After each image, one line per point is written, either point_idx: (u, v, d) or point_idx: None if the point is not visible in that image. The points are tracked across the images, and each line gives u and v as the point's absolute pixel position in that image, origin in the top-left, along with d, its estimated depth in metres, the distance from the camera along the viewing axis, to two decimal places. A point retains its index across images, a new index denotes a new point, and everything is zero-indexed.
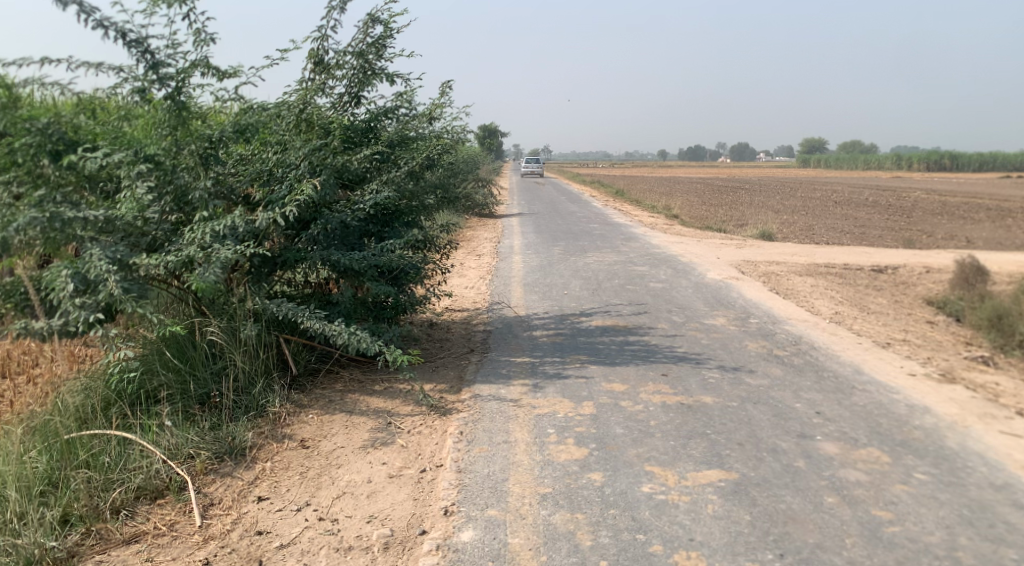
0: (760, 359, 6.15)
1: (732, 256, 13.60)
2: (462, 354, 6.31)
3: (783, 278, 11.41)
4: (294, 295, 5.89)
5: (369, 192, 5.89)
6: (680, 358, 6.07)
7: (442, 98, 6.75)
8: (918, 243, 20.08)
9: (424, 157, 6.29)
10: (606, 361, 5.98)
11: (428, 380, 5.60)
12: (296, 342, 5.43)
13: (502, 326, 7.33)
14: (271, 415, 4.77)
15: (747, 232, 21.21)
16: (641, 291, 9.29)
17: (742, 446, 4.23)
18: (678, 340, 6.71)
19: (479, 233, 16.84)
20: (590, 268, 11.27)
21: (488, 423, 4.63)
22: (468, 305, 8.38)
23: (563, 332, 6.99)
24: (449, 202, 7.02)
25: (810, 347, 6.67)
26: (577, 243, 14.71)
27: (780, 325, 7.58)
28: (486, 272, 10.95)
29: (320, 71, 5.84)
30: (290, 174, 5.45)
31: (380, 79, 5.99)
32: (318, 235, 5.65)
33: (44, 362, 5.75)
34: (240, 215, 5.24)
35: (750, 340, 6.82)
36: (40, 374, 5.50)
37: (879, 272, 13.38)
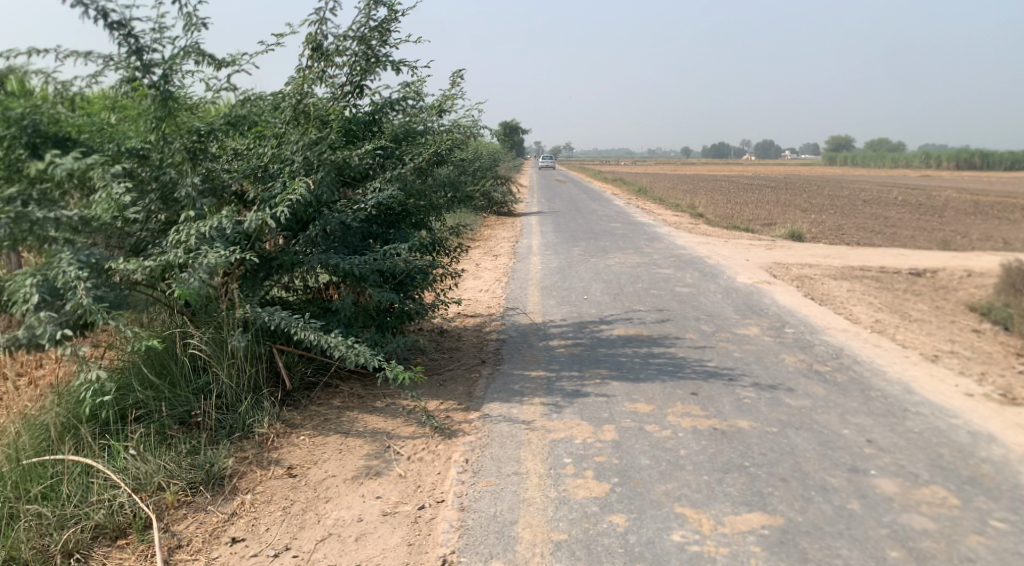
0: (799, 376, 5.59)
1: (761, 257, 12.97)
2: (472, 367, 5.82)
3: (816, 282, 10.78)
4: (292, 302, 5.46)
5: (371, 191, 5.43)
6: (710, 374, 5.53)
7: (452, 89, 6.27)
8: (955, 244, 19.23)
9: (432, 153, 5.81)
10: (628, 377, 5.46)
11: (434, 397, 5.11)
12: (291, 353, 5.01)
13: (517, 335, 6.83)
14: (257, 438, 4.35)
15: (775, 232, 20.51)
16: (666, 296, 8.74)
17: (786, 483, 3.70)
18: (708, 353, 6.17)
19: (496, 232, 16.40)
20: (612, 271, 10.73)
21: (497, 450, 4.14)
22: (482, 311, 7.89)
23: (582, 342, 6.48)
24: (462, 202, 6.53)
25: (853, 363, 6.08)
26: (598, 243, 14.19)
27: (818, 336, 6.99)
28: (503, 274, 10.49)
29: (319, 58, 5.41)
30: (285, 171, 5.01)
31: (384, 67, 5.55)
32: (317, 237, 5.23)
33: (45, 364, 5.57)
34: (228, 215, 4.82)
35: (786, 353, 6.25)
36: (41, 376, 5.35)
37: (918, 276, 12.67)
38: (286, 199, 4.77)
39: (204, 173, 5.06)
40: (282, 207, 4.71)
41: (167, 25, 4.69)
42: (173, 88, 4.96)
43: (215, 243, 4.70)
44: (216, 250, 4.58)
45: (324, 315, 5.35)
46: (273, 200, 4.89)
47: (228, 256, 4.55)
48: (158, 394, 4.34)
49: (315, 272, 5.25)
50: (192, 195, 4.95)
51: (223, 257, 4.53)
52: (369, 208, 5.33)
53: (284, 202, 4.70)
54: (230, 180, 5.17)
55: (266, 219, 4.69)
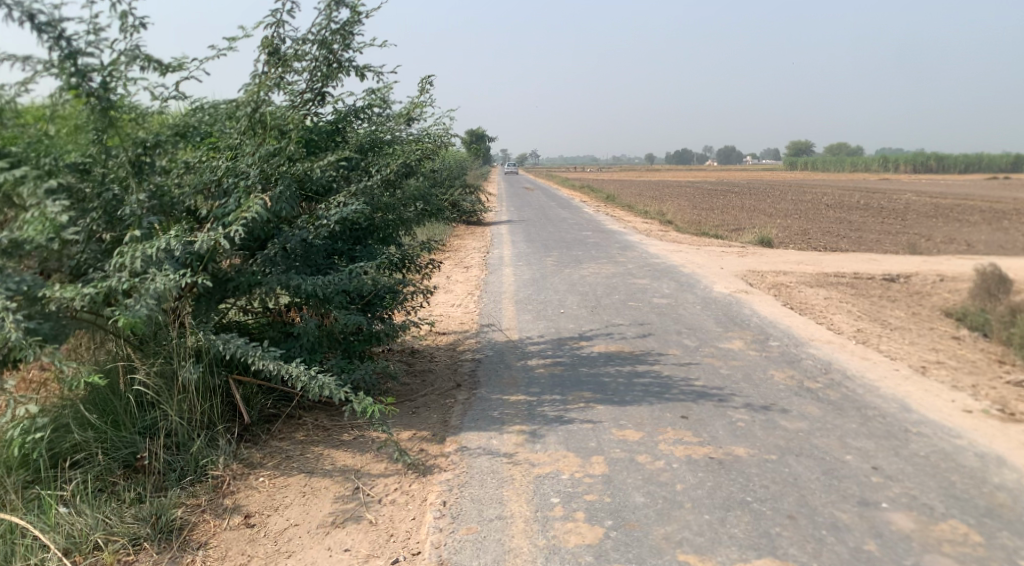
0: (792, 395, 5.32)
1: (735, 265, 12.82)
2: (447, 392, 5.45)
3: (793, 290, 10.62)
4: (249, 326, 5.04)
5: (335, 205, 5.02)
6: (699, 395, 5.23)
7: (421, 96, 5.90)
8: (921, 247, 19.41)
9: (401, 163, 5.44)
10: (614, 399, 5.13)
11: (406, 427, 4.73)
12: (249, 383, 4.59)
13: (493, 354, 6.47)
14: (211, 481, 3.90)
15: (746, 237, 20.49)
16: (645, 308, 8.46)
17: (794, 521, 3.40)
18: (694, 371, 5.88)
19: (466, 243, 16.03)
20: (587, 282, 10.44)
21: (478, 489, 3.78)
22: (455, 328, 7.51)
23: (562, 361, 6.15)
24: (433, 215, 6.17)
25: (844, 379, 5.85)
26: (570, 252, 13.90)
27: (804, 349, 6.76)
28: (475, 287, 10.13)
29: (278, 64, 4.94)
30: (241, 185, 4.59)
31: (347, 72, 5.17)
32: (276, 256, 4.83)
33: None
34: (178, 234, 4.39)
35: (775, 369, 6.00)
36: None
37: (891, 282, 12.63)
38: (240, 214, 4.34)
39: (151, 189, 4.59)
40: (237, 224, 4.29)
41: (103, 26, 4.25)
42: (116, 96, 4.53)
43: (163, 266, 4.26)
44: (165, 274, 4.14)
45: (285, 340, 4.95)
46: (227, 218, 4.46)
47: (179, 281, 4.12)
48: (99, 434, 3.86)
49: (276, 294, 4.84)
50: (137, 214, 4.48)
51: (172, 281, 4.10)
52: (333, 224, 4.93)
53: (239, 220, 4.29)
54: (181, 196, 4.72)
55: (219, 239, 4.26)
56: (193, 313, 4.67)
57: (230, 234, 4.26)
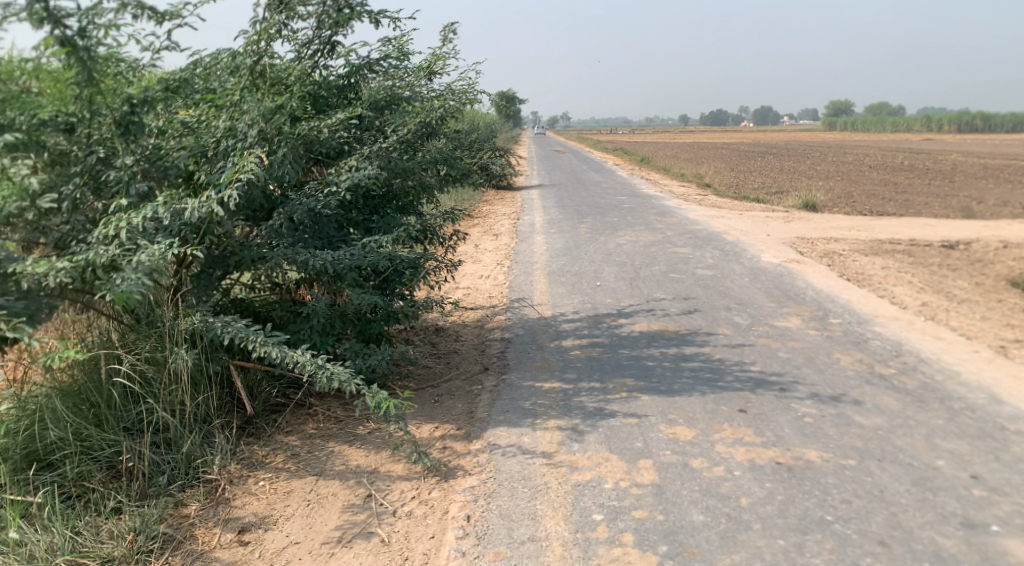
0: (863, 384, 4.69)
1: (782, 231, 12.04)
2: (473, 378, 4.95)
3: (847, 259, 9.85)
4: (256, 305, 4.57)
5: (346, 170, 4.45)
6: (758, 384, 4.63)
7: (444, 47, 5.26)
8: (977, 211, 18.23)
9: (421, 123, 4.83)
10: (660, 389, 4.57)
11: (427, 420, 4.24)
12: (253, 370, 4.13)
13: (524, 333, 5.94)
14: (204, 486, 3.47)
15: (789, 201, 19.48)
16: (688, 281, 7.82)
17: (888, 550, 2.83)
18: (749, 354, 5.27)
19: (496, 209, 15.39)
20: (623, 251, 9.80)
21: (507, 500, 3.27)
22: (483, 303, 6.97)
23: (600, 342, 5.59)
24: (458, 181, 5.57)
25: (918, 363, 5.20)
26: (605, 219, 13.22)
27: (869, 328, 6.09)
28: (504, 257, 9.56)
29: (281, 9, 4.20)
30: (239, 147, 4.02)
31: (360, 18, 4.53)
32: (282, 227, 4.31)
33: None
34: (170, 203, 3.87)
35: (840, 352, 5.36)
36: None
37: (951, 249, 11.71)
38: (236, 181, 3.79)
39: (142, 152, 4.04)
40: (232, 189, 3.74)
41: None
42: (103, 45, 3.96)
43: (153, 239, 3.75)
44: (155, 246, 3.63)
45: (294, 322, 4.47)
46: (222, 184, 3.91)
47: (170, 253, 3.60)
48: (80, 433, 3.43)
49: (283, 269, 4.33)
50: (124, 179, 3.94)
51: (162, 253, 3.59)
52: (345, 191, 4.38)
53: (234, 184, 3.75)
54: (177, 160, 4.15)
55: (211, 206, 3.72)
56: (192, 291, 4.19)
57: (225, 200, 3.72)
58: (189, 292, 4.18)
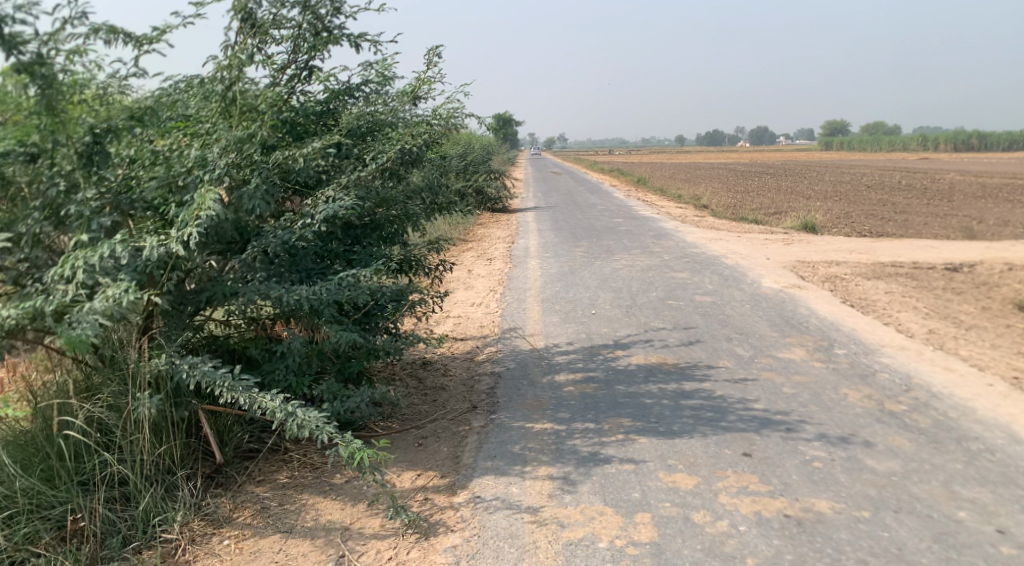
0: (873, 423, 4.42)
1: (781, 254, 11.82)
2: (461, 417, 4.68)
3: (849, 283, 9.62)
4: (230, 342, 4.33)
5: (323, 200, 4.19)
6: (762, 424, 4.37)
7: (429, 70, 5.05)
8: (978, 231, 18.03)
9: (404, 149, 4.59)
10: (659, 430, 4.30)
11: (409, 467, 3.98)
12: (223, 413, 3.87)
13: (515, 367, 5.67)
14: (161, 547, 3.20)
15: (787, 223, 19.29)
16: (687, 308, 7.56)
17: None
18: (752, 390, 5.00)
19: (491, 232, 15.15)
20: (620, 276, 9.56)
21: (492, 562, 2.99)
22: (473, 334, 6.71)
23: (595, 376, 5.33)
24: (445, 209, 5.34)
25: (931, 398, 4.93)
26: (601, 242, 12.99)
27: (876, 360, 5.82)
28: (497, 283, 9.30)
29: (255, 32, 3.98)
30: (206, 178, 3.78)
31: (338, 42, 4.31)
32: (255, 260, 4.08)
33: None
34: (131, 240, 3.62)
35: (847, 387, 5.10)
36: None
37: (954, 271, 11.48)
38: (199, 218, 3.54)
39: (106, 185, 3.80)
40: (193, 226, 3.50)
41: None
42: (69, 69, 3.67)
43: (112, 279, 3.51)
44: (112, 287, 3.42)
45: (269, 361, 4.23)
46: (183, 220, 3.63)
47: (126, 296, 3.39)
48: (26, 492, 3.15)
49: (257, 305, 4.09)
50: (86, 214, 3.65)
51: (118, 296, 3.38)
52: (321, 223, 4.14)
53: (196, 221, 3.50)
54: (145, 190, 3.91)
55: (171, 244, 3.48)
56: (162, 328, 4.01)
57: (185, 238, 3.48)
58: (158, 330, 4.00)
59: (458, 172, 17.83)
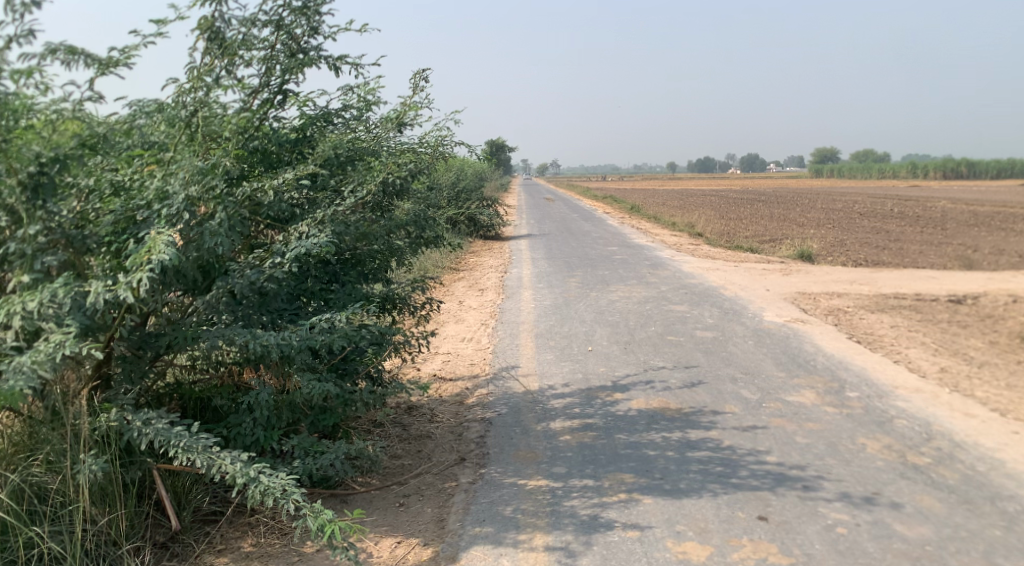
0: (898, 479, 4.04)
1: (781, 286, 11.51)
2: (447, 472, 4.30)
3: (852, 317, 9.29)
4: (195, 390, 4.00)
5: (295, 237, 3.84)
6: (777, 481, 3.99)
7: (416, 96, 4.76)
8: (977, 260, 17.80)
9: (386, 179, 4.26)
10: (665, 488, 3.92)
11: (388, 532, 3.59)
12: (182, 474, 3.49)
13: (508, 411, 5.29)
14: None
15: (783, 251, 19.05)
16: (687, 345, 7.21)
17: None
18: (762, 439, 4.63)
19: (484, 261, 14.85)
20: (616, 309, 9.22)
21: None
22: (464, 374, 6.33)
23: (593, 423, 4.95)
24: (434, 243, 5.01)
25: (955, 448, 4.56)
26: (596, 272, 12.67)
27: (892, 404, 5.46)
28: (489, 316, 8.94)
29: (224, 53, 3.69)
30: (163, 214, 3.44)
31: (315, 64, 4.02)
32: (219, 301, 3.70)
33: None
34: (75, 283, 3.25)
35: (865, 435, 4.73)
36: None
37: (958, 304, 11.18)
38: (149, 258, 3.17)
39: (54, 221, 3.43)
40: (144, 270, 3.12)
41: None
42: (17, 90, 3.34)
43: (52, 328, 3.15)
44: (48, 343, 3.06)
45: (235, 413, 3.90)
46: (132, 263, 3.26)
47: (63, 350, 3.03)
48: None
49: (223, 350, 3.75)
50: (27, 252, 3.32)
51: (53, 352, 3.02)
52: (292, 263, 3.79)
53: (146, 265, 3.12)
54: (100, 226, 3.55)
55: (119, 290, 3.12)
56: (121, 376, 3.70)
57: (133, 282, 3.10)
58: (116, 376, 3.71)
59: (450, 199, 17.60)
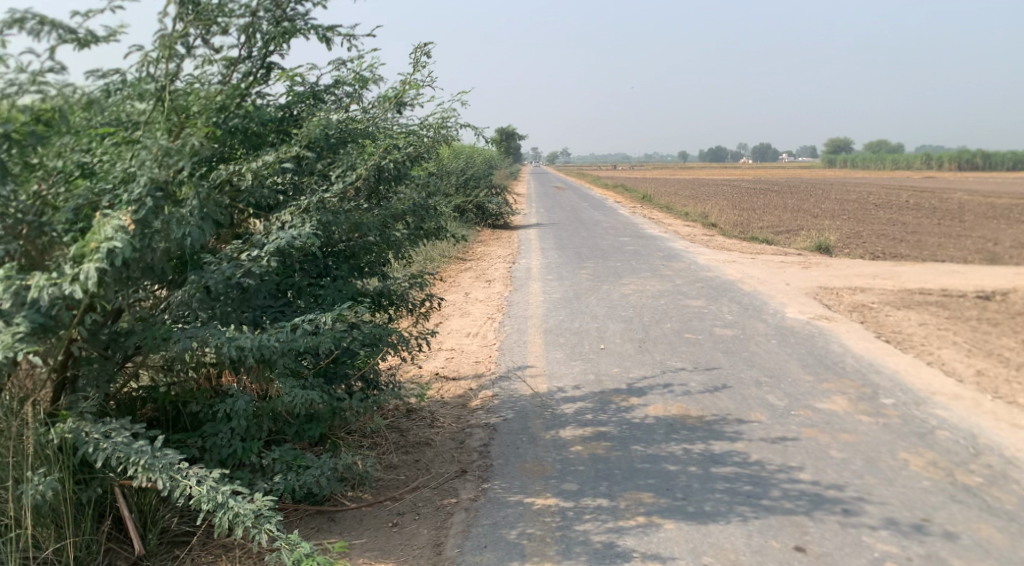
0: (949, 503, 3.61)
1: (802, 280, 11.03)
2: (447, 487, 3.91)
3: (879, 314, 8.81)
4: (169, 396, 3.64)
5: (277, 228, 3.45)
6: (813, 504, 3.58)
7: (417, 73, 4.33)
8: (1001, 254, 17.20)
9: (382, 163, 3.84)
10: (688, 511, 3.52)
11: (377, 558, 3.20)
12: (148, 492, 3.14)
13: (514, 416, 4.90)
14: None
15: (799, 243, 18.51)
16: (706, 343, 6.77)
17: None
18: (793, 453, 4.22)
19: (492, 251, 14.46)
20: (629, 303, 8.79)
21: None
22: (468, 374, 5.94)
23: (607, 431, 4.55)
24: (436, 234, 4.60)
25: (1009, 465, 4.12)
26: (608, 264, 12.23)
27: (932, 413, 5.01)
28: (497, 310, 8.54)
29: (199, 20, 3.28)
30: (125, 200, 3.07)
31: (302, 34, 3.60)
32: (192, 298, 3.32)
33: None
34: (23, 277, 2.88)
35: (906, 450, 4.29)
36: None
37: (987, 300, 10.65)
38: (102, 251, 2.79)
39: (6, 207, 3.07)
40: (94, 263, 2.76)
41: None
42: None
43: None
44: None
45: (212, 421, 3.54)
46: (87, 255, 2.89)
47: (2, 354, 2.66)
48: None
49: (199, 352, 3.38)
50: None
51: None
52: (273, 256, 3.39)
53: (96, 257, 2.75)
54: (58, 212, 3.17)
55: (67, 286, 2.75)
56: (84, 379, 3.35)
57: (83, 277, 2.74)
58: (82, 378, 3.34)
59: (457, 187, 17.20)
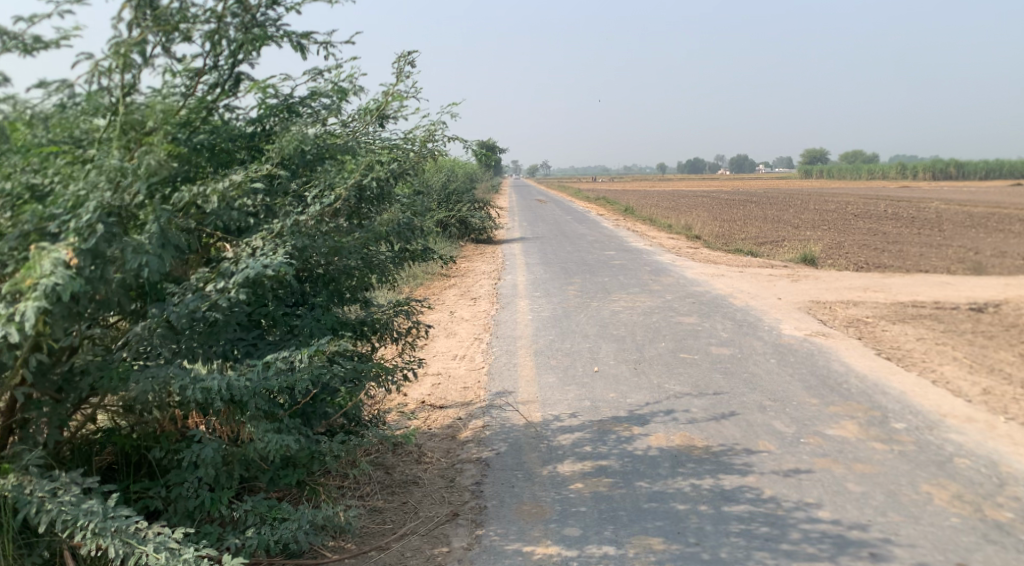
0: (983, 544, 3.33)
1: (793, 293, 10.83)
2: (437, 533, 3.57)
3: (875, 329, 8.60)
4: (129, 441, 3.29)
5: (247, 255, 3.12)
6: (838, 548, 3.29)
7: (400, 83, 4.02)
8: (986, 263, 17.18)
9: (362, 181, 3.52)
10: (703, 558, 3.21)
11: None
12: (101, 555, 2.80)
13: (507, 450, 4.57)
14: None
15: (785, 255, 18.41)
16: (704, 364, 6.50)
17: None
18: (809, 488, 3.93)
19: (477, 266, 14.15)
20: (621, 321, 8.51)
21: None
22: (456, 401, 5.61)
23: (609, 466, 4.24)
24: (422, 256, 4.28)
25: None
26: (596, 279, 11.96)
27: (947, 439, 4.76)
28: (484, 330, 8.22)
29: (158, 25, 2.97)
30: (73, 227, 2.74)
31: (274, 40, 3.30)
32: (153, 334, 2.98)
33: None
34: None
35: (927, 482, 4.02)
36: None
37: (980, 312, 10.49)
38: (42, 285, 2.46)
39: None
40: (33, 300, 2.44)
41: None
42: None
43: None
44: None
45: (177, 469, 3.20)
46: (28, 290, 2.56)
47: None
48: None
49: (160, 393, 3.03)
50: None
51: None
52: (242, 287, 3.06)
53: (34, 293, 2.44)
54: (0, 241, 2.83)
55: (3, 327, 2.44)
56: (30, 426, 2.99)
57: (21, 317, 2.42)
58: (30, 424, 2.97)
59: (440, 201, 16.90)
